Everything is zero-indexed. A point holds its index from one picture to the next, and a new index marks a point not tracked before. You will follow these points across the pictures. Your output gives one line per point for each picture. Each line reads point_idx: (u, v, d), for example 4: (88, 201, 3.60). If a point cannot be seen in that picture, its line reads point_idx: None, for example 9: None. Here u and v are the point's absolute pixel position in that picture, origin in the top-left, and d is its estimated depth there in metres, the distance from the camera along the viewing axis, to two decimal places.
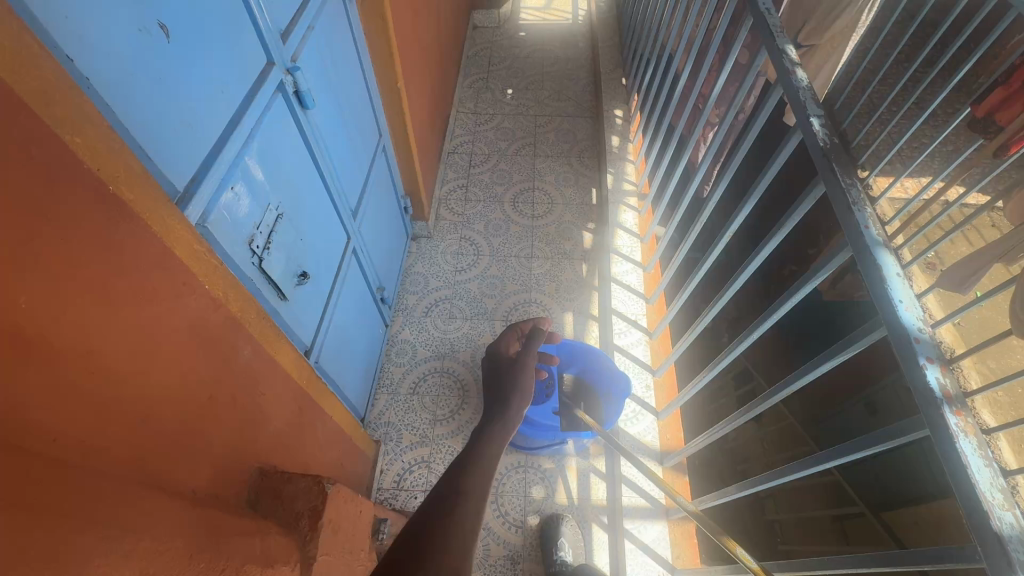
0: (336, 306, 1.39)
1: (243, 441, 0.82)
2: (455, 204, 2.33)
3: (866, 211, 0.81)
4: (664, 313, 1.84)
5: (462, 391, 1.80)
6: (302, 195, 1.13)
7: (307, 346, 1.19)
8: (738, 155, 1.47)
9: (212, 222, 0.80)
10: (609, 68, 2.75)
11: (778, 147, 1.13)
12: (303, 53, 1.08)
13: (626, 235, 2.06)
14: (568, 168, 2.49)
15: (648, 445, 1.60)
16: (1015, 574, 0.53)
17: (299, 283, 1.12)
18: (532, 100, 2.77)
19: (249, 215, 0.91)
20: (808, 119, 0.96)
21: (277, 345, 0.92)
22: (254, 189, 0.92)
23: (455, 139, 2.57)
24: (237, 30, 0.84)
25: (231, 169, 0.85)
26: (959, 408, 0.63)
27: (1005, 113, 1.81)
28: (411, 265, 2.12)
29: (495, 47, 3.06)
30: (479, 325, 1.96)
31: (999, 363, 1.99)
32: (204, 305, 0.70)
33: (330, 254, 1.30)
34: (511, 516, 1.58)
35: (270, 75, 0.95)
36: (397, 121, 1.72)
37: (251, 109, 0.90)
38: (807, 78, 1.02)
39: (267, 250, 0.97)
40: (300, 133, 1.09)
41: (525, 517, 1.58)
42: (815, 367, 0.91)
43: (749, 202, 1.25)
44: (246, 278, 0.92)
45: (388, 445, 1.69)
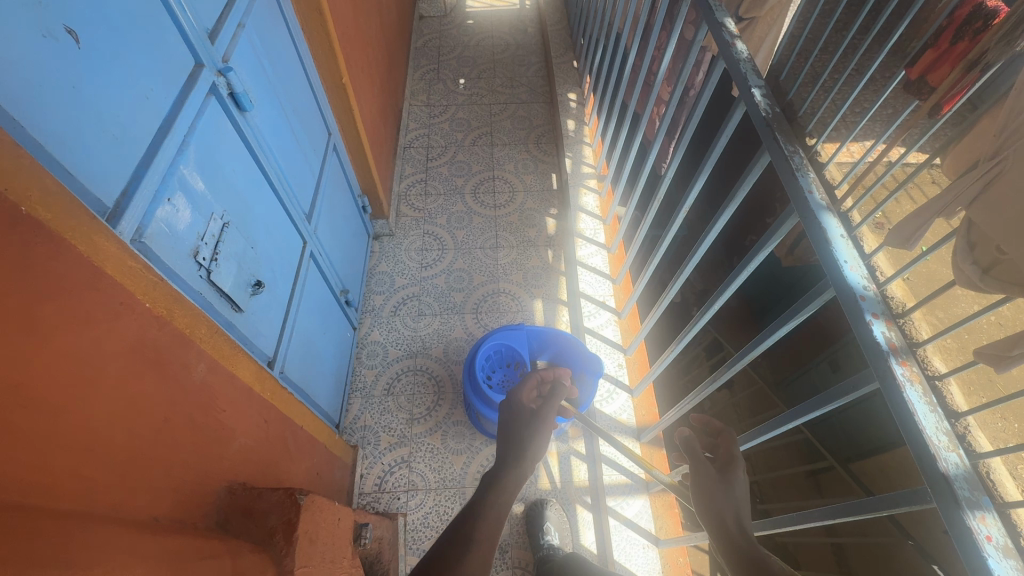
0: (298, 313, 1.35)
1: (207, 460, 0.79)
2: (415, 199, 2.29)
3: (809, 176, 0.84)
4: (631, 292, 1.86)
5: (437, 388, 1.79)
6: (249, 202, 1.09)
7: (269, 357, 1.16)
8: (689, 130, 1.50)
9: (149, 237, 0.77)
10: (560, 51, 2.74)
11: (725, 120, 1.14)
12: (235, 53, 1.03)
13: (588, 218, 2.07)
14: (527, 155, 2.47)
15: (625, 423, 1.63)
16: (962, 509, 0.56)
17: (254, 292, 1.08)
18: (484, 88, 2.74)
19: (191, 227, 0.87)
20: (750, 90, 0.97)
21: (234, 360, 0.89)
22: (194, 200, 0.88)
23: (410, 133, 2.53)
24: (157, 34, 0.80)
25: (166, 181, 0.81)
26: (905, 358, 0.65)
27: (936, 73, 1.90)
28: (375, 265, 2.08)
29: (443, 37, 3.01)
30: (449, 320, 1.95)
31: (947, 312, 2.09)
32: (147, 324, 0.67)
33: (287, 261, 1.27)
34: None
35: (200, 78, 0.91)
36: (346, 118, 1.67)
37: (180, 116, 0.86)
38: (746, 49, 1.04)
39: (215, 262, 0.94)
40: (241, 137, 1.05)
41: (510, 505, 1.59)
42: (772, 332, 0.94)
43: (702, 176, 1.27)
44: (195, 292, 0.88)
45: (366, 449, 1.67)
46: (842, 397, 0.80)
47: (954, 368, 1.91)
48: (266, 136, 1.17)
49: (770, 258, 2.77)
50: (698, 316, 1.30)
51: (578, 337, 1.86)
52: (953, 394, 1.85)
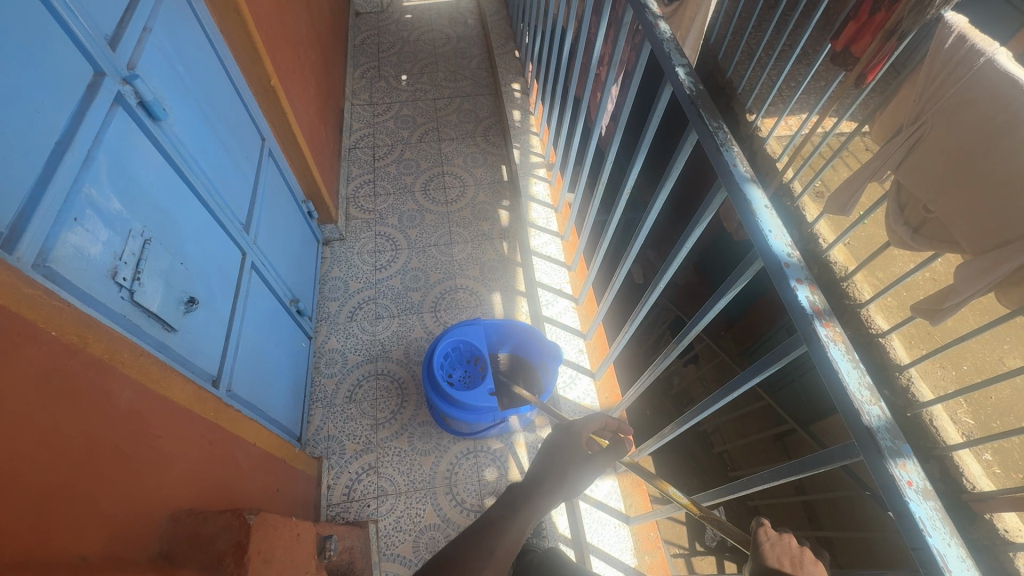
0: (243, 327, 1.30)
1: (144, 490, 0.75)
2: (365, 201, 2.24)
3: (733, 150, 0.85)
4: (586, 277, 1.88)
5: (400, 390, 1.77)
6: (174, 215, 1.03)
7: (212, 375, 1.11)
8: (627, 112, 1.51)
9: (54, 261, 0.72)
10: (501, 41, 2.72)
11: (656, 101, 1.16)
12: (143, 60, 0.97)
13: (540, 207, 2.08)
14: (475, 148, 2.45)
15: (588, 407, 1.64)
16: (885, 458, 0.59)
17: (188, 310, 1.03)
18: (428, 83, 2.70)
19: (107, 247, 0.82)
20: (674, 69, 0.99)
21: (168, 382, 0.85)
22: (107, 218, 0.83)
23: (354, 133, 2.46)
24: (43, 43, 0.75)
25: (71, 200, 0.76)
26: (827, 319, 0.68)
27: (858, 44, 1.99)
28: (327, 271, 2.03)
29: (382, 33, 2.94)
30: (408, 320, 1.92)
31: (886, 272, 2.20)
32: (57, 354, 0.62)
33: (225, 275, 1.22)
34: (467, 502, 1.58)
35: (102, 87, 0.85)
36: (279, 122, 1.61)
37: (81, 130, 0.80)
38: (669, 29, 1.05)
39: (138, 281, 0.89)
40: (158, 148, 0.99)
41: (482, 500, 1.59)
42: (713, 305, 0.96)
43: (640, 157, 1.28)
44: (117, 314, 0.84)
45: (331, 460, 1.63)
46: (778, 361, 0.82)
47: (895, 325, 2.02)
48: (188, 145, 1.11)
49: (722, 234, 2.84)
50: (648, 296, 1.32)
51: (539, 327, 1.87)
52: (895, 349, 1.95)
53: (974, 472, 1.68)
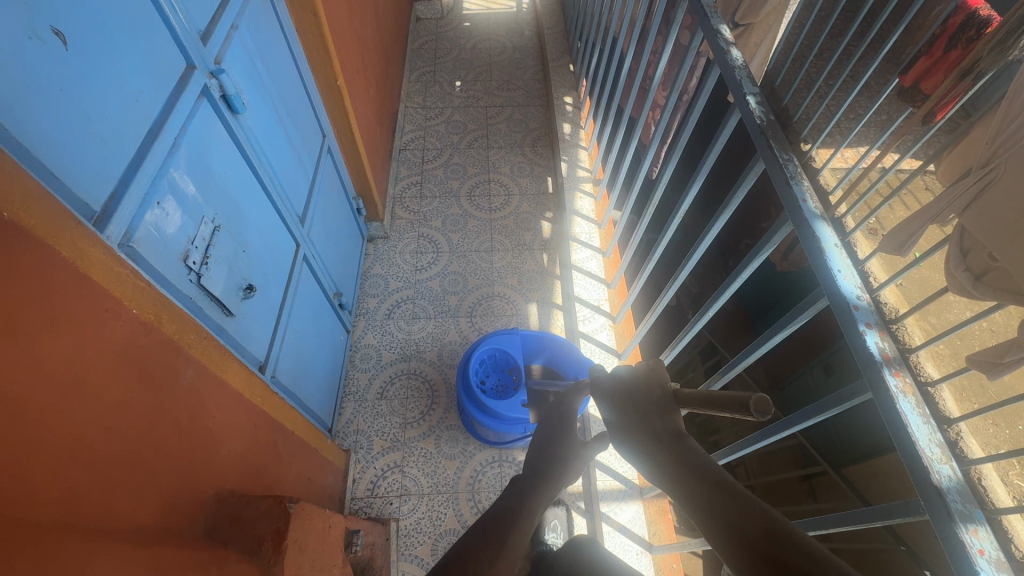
0: (290, 316, 1.34)
1: (194, 469, 0.77)
2: (411, 202, 2.28)
3: (803, 184, 0.83)
4: (625, 296, 1.86)
5: (431, 392, 1.78)
6: (242, 205, 1.08)
7: (260, 361, 1.14)
8: (685, 135, 1.49)
9: (137, 240, 0.75)
10: (556, 55, 2.74)
11: (719, 128, 1.14)
12: (229, 55, 1.02)
13: (583, 221, 2.07)
14: (522, 158, 2.47)
15: None
16: (954, 521, 0.56)
17: (245, 296, 1.07)
18: (481, 91, 2.74)
19: (182, 231, 0.86)
20: (745, 97, 0.97)
21: (224, 365, 0.88)
22: (185, 203, 0.87)
23: (406, 135, 2.52)
24: (147, 35, 0.79)
25: (156, 184, 0.80)
26: (897, 369, 0.65)
27: (930, 80, 1.93)
28: (369, 268, 2.07)
29: (440, 39, 3.00)
30: (443, 323, 1.94)
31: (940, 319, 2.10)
32: (134, 330, 0.65)
33: (280, 265, 1.26)
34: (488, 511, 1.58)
35: (191, 79, 0.90)
36: (340, 120, 1.66)
37: (170, 118, 0.84)
38: (741, 58, 1.04)
39: (206, 266, 0.93)
40: (234, 139, 1.04)
41: None
42: (767, 340, 0.93)
43: (696, 182, 1.27)
44: (185, 296, 0.87)
45: (359, 454, 1.65)
46: (836, 407, 0.79)
47: (947, 374, 1.93)
48: (260, 138, 1.16)
49: (765, 263, 2.77)
50: (692, 324, 1.30)
51: (573, 342, 1.86)
52: (945, 400, 1.87)
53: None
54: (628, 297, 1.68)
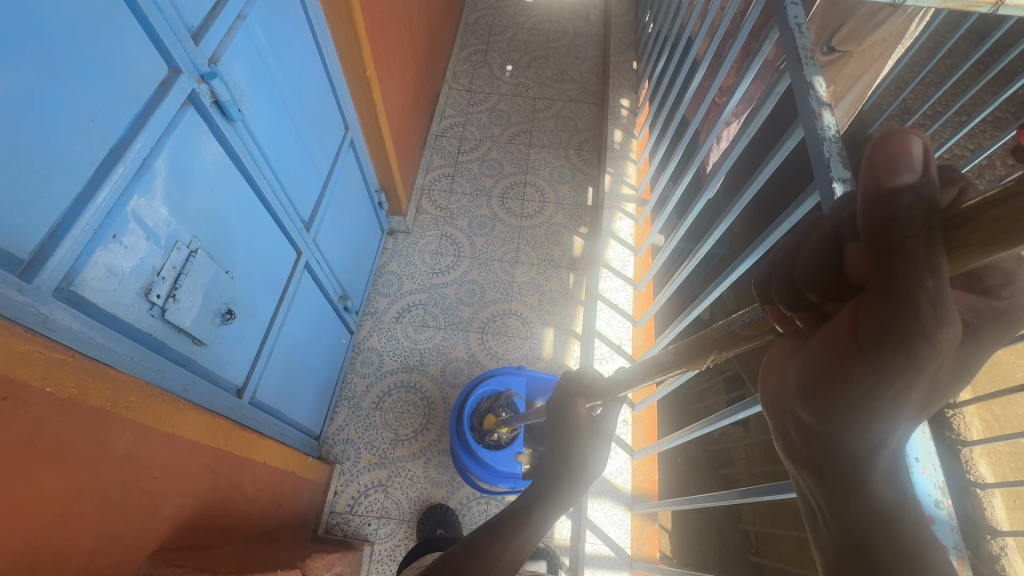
0: (283, 330, 1.25)
1: (124, 544, 0.71)
2: (439, 195, 2.14)
3: None
4: (651, 341, 1.70)
5: (428, 410, 1.70)
6: (230, 221, 0.97)
7: (237, 385, 1.07)
8: (738, 203, 1.21)
9: (82, 282, 0.66)
10: (620, 49, 2.51)
11: (791, 205, 0.93)
12: (230, 53, 0.89)
13: (619, 246, 1.89)
14: (565, 161, 2.28)
15: (619, 488, 1.49)
16: None
17: (225, 321, 0.98)
18: (532, 79, 2.52)
19: (144, 261, 0.76)
20: (830, 184, 0.78)
21: (176, 416, 0.79)
22: (151, 231, 0.77)
23: (445, 120, 2.36)
24: (116, 41, 0.67)
25: (113, 215, 0.69)
26: None
27: None
28: (384, 264, 1.97)
29: (498, 15, 2.77)
30: (452, 337, 1.83)
31: (1005, 413, 1.86)
32: (50, 410, 0.56)
33: (272, 278, 1.16)
34: None
35: (176, 85, 0.78)
36: (367, 110, 1.52)
37: (143, 133, 0.72)
38: (834, 126, 0.84)
39: (174, 297, 0.83)
40: (225, 147, 0.92)
41: None
42: (803, 485, 0.77)
43: (752, 254, 1.07)
44: (141, 333, 0.78)
45: (345, 465, 1.61)
46: None
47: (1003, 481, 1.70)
48: (262, 143, 1.04)
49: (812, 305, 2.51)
50: (698, 424, 1.15)
51: None
52: (995, 509, 1.65)
53: None
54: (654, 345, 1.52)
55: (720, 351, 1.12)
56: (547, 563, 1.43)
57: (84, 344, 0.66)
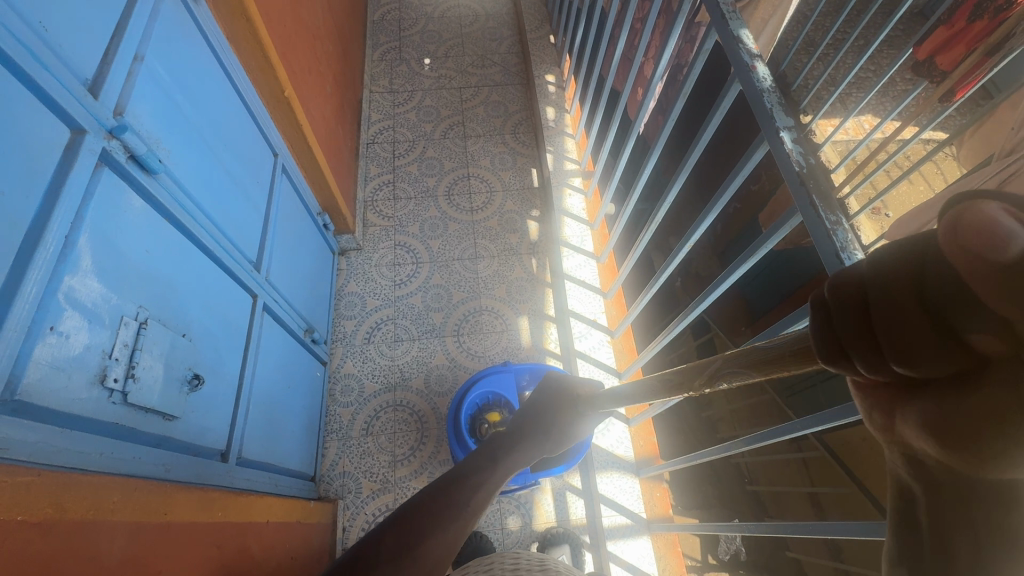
0: (255, 378, 1.18)
1: None
2: (383, 205, 2.07)
3: (856, 257, 0.68)
4: (623, 310, 1.74)
5: (420, 424, 1.66)
6: (174, 280, 0.90)
7: (221, 449, 1.01)
8: (686, 164, 1.23)
9: (26, 387, 0.59)
10: (535, 24, 2.46)
11: (742, 158, 0.96)
12: (135, 99, 0.81)
13: (574, 223, 1.90)
14: (503, 147, 2.25)
15: (622, 458, 1.52)
16: None
17: (193, 387, 0.91)
18: (452, 69, 2.46)
19: (91, 346, 0.69)
20: (778, 133, 0.80)
21: (167, 502, 0.74)
22: (91, 312, 0.70)
23: (373, 125, 2.27)
24: (6, 113, 0.60)
25: (45, 306, 0.62)
26: None
27: (948, 53, 1.70)
28: (343, 286, 1.89)
29: (404, 8, 2.68)
30: (428, 345, 1.80)
31: None
32: (28, 538, 0.51)
33: (233, 329, 1.09)
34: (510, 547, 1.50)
35: (85, 147, 0.70)
36: (294, 131, 1.43)
37: (58, 209, 0.65)
38: (769, 75, 0.86)
39: (133, 377, 0.76)
40: (151, 203, 0.84)
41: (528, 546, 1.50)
42: (803, 424, 0.82)
43: (711, 211, 1.10)
44: (107, 423, 0.71)
45: (347, 498, 1.56)
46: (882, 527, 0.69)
47: None
48: (191, 190, 0.96)
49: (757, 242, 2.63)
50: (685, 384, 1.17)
51: (569, 360, 1.75)
52: None
53: None
54: (628, 313, 1.55)
55: (697, 310, 1.15)
56: (571, 546, 1.46)
57: (44, 453, 0.60)
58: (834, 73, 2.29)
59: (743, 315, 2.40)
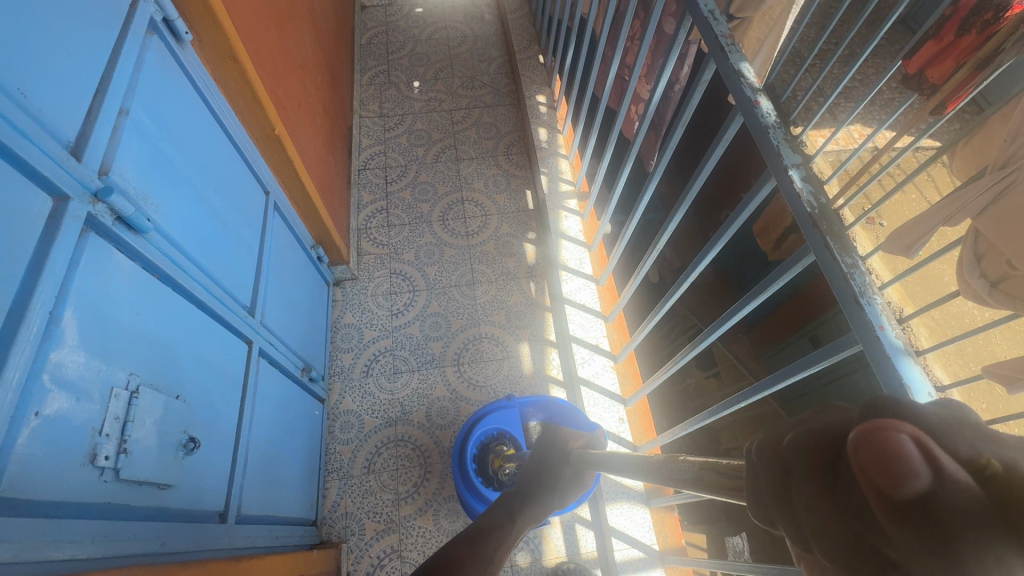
0: (252, 428, 1.14)
1: None
2: (377, 233, 2.04)
3: (876, 302, 0.66)
4: (625, 333, 1.71)
5: (423, 459, 1.62)
6: (166, 339, 0.86)
7: (219, 510, 0.97)
8: (688, 192, 1.20)
9: (9, 481, 0.55)
10: (523, 44, 2.45)
11: (748, 192, 0.94)
12: (120, 157, 0.78)
13: (571, 245, 1.88)
14: (497, 169, 2.23)
15: (632, 488, 1.49)
16: None
17: (189, 450, 0.87)
18: (442, 91, 2.45)
19: (80, 424, 0.65)
20: (787, 171, 0.78)
21: None
22: (79, 388, 0.66)
23: (364, 152, 2.25)
24: None
25: (29, 390, 0.58)
26: None
27: (938, 68, 1.72)
28: (338, 318, 1.86)
29: (391, 31, 2.67)
30: (428, 376, 1.76)
31: (943, 316, 2.06)
32: None
33: (228, 380, 1.05)
34: None
35: (68, 215, 0.66)
36: (286, 168, 1.40)
37: (41, 283, 0.61)
38: (773, 111, 0.85)
39: (125, 451, 0.72)
40: (139, 263, 0.81)
41: None
42: None
43: (716, 242, 1.08)
44: (97, 505, 0.67)
45: (350, 541, 1.51)
46: None
47: (957, 379, 1.86)
48: (181, 242, 0.93)
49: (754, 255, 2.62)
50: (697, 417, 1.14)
51: (573, 387, 1.72)
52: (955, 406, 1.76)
53: None
54: (632, 340, 1.52)
55: (705, 342, 1.13)
56: None
57: (31, 551, 0.55)
58: (823, 85, 2.30)
59: (743, 329, 2.38)
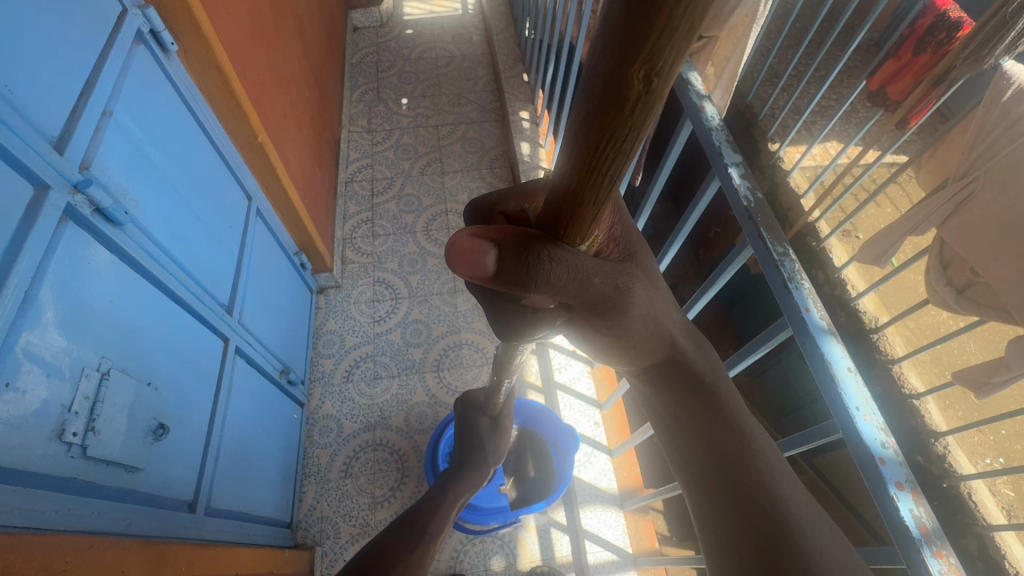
0: (226, 422, 1.16)
1: None
2: (362, 242, 2.09)
3: (804, 287, 0.72)
4: None
5: (400, 463, 1.64)
6: (140, 328, 0.89)
7: (188, 500, 0.99)
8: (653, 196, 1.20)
9: None
10: (508, 64, 2.54)
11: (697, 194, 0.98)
12: (102, 153, 0.83)
13: None
14: (481, 182, 2.29)
15: (605, 491, 1.53)
16: None
17: (158, 436, 0.90)
18: (429, 108, 2.53)
19: (49, 400, 0.68)
20: (727, 169, 0.83)
21: (123, 558, 0.73)
22: (50, 366, 0.69)
23: (352, 165, 2.31)
24: None
25: (0, 361, 0.61)
26: (940, 547, 0.57)
27: (897, 83, 1.80)
28: (321, 324, 1.89)
29: (382, 51, 2.77)
30: (408, 382, 1.78)
31: (918, 325, 2.09)
32: None
33: (202, 373, 1.08)
34: None
35: (49, 203, 0.71)
36: (268, 175, 1.45)
37: (19, 263, 0.65)
38: (717, 116, 0.90)
39: (93, 430, 0.75)
40: (117, 254, 0.85)
41: None
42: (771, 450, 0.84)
43: (675, 243, 1.12)
44: (64, 480, 0.70)
45: (326, 544, 1.52)
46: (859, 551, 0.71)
47: (932, 386, 1.89)
48: (159, 236, 0.97)
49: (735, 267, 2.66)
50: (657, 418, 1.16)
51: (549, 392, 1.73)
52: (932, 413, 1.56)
53: (1019, 556, 1.41)
54: None
55: None
56: None
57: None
58: (798, 102, 2.38)
59: None
